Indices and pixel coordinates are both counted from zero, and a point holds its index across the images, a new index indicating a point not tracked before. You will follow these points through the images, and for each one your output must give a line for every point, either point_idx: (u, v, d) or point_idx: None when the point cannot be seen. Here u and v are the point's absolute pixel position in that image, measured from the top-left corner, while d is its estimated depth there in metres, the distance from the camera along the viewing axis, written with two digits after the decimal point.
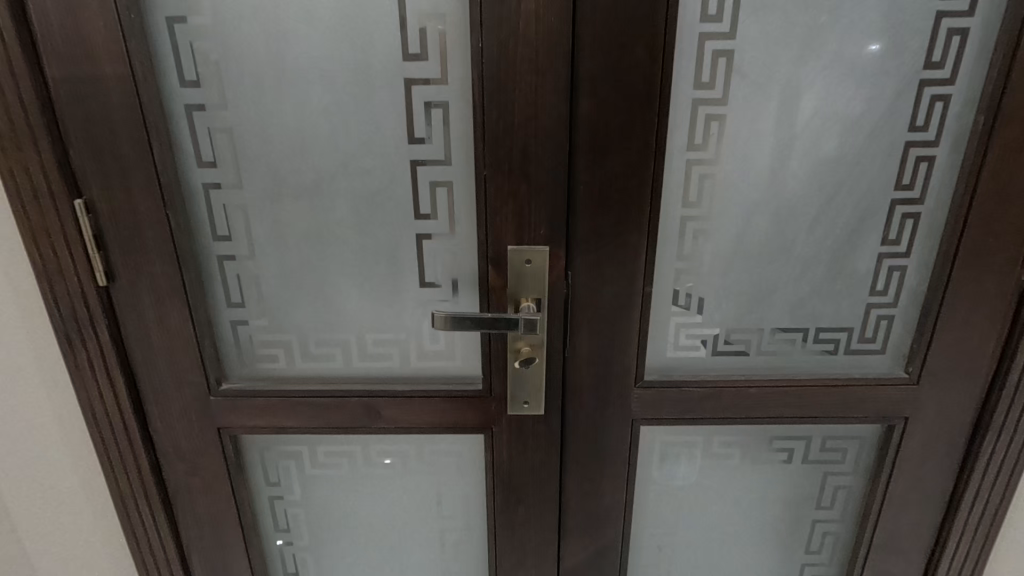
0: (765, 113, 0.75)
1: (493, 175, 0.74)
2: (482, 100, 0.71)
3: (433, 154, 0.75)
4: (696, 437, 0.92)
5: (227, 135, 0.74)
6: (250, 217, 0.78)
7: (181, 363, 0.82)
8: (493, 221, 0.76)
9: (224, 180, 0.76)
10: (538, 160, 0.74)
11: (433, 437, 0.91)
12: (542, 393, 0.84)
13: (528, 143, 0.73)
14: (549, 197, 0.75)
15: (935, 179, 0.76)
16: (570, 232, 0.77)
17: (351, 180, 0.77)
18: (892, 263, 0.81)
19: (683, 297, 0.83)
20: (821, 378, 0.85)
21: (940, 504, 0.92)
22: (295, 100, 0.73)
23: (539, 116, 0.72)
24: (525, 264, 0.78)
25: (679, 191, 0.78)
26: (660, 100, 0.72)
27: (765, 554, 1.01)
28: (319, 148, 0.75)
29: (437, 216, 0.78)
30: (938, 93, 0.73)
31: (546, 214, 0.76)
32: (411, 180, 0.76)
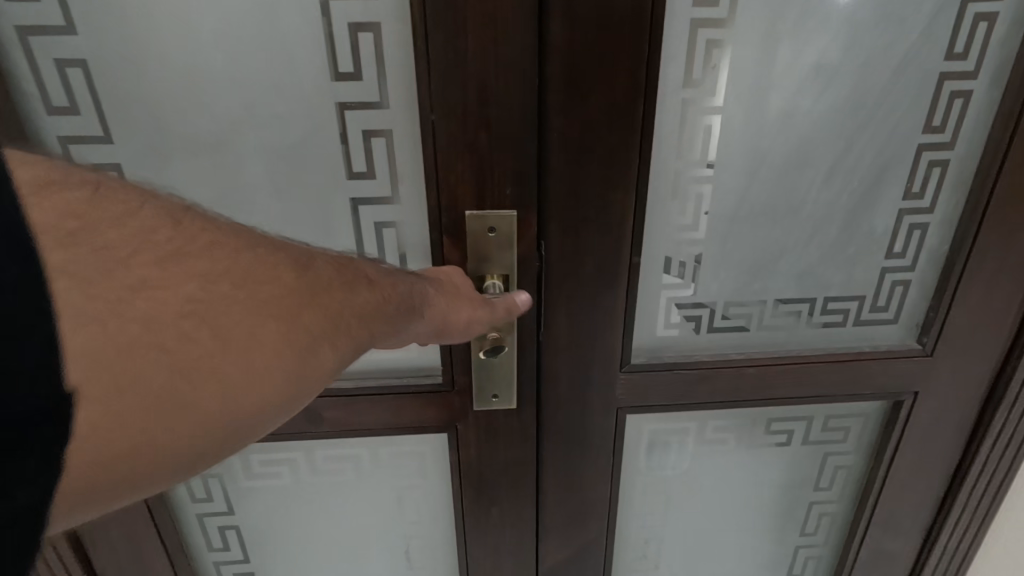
0: (775, 37, 0.61)
1: (443, 121, 0.59)
2: (424, 19, 0.55)
3: (365, 94, 0.59)
4: (688, 423, 0.82)
5: (82, 74, 0.56)
6: (131, 181, 0.61)
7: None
8: (446, 180, 0.61)
9: (91, 136, 0.59)
10: (501, 102, 0.58)
11: (388, 439, 0.79)
12: (513, 385, 0.72)
13: (487, 79, 0.57)
14: (515, 149, 0.61)
15: (970, 119, 0.65)
16: (541, 192, 0.63)
17: (261, 131, 0.60)
18: (912, 220, 0.70)
19: (676, 266, 0.71)
20: (828, 353, 0.75)
21: (943, 481, 0.85)
22: (176, 21, 0.55)
23: (500, 43, 0.56)
24: (489, 234, 0.64)
25: (673, 139, 0.64)
26: (652, 19, 0.57)
27: (758, 539, 0.94)
28: (215, 87, 0.58)
29: (375, 176, 0.62)
30: (983, 11, 0.60)
31: (513, 171, 0.61)
32: (338, 129, 0.60)
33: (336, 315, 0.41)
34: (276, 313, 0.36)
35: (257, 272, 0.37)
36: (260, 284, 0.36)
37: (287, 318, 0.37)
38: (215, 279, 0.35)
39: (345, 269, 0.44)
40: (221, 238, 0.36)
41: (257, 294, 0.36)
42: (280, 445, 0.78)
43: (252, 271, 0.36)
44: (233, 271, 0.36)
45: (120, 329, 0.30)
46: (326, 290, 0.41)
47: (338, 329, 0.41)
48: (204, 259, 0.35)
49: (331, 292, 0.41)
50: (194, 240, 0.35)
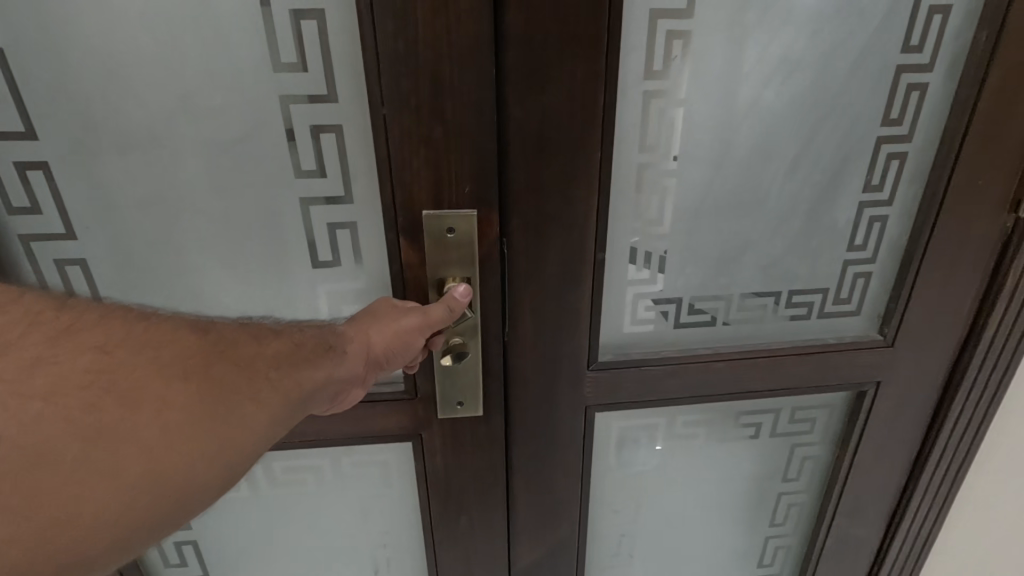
0: (735, 28, 0.60)
1: (396, 114, 0.56)
2: (373, 7, 0.52)
3: (311, 86, 0.56)
4: (658, 419, 0.82)
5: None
6: (57, 181, 0.58)
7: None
8: (400, 179, 0.59)
9: (9, 131, 0.55)
10: (456, 95, 0.56)
11: (349, 448, 0.76)
12: (478, 391, 0.70)
13: (440, 70, 0.55)
14: (472, 144, 0.58)
15: (927, 111, 0.65)
16: (502, 187, 0.61)
17: (198, 126, 0.57)
18: (873, 213, 0.70)
19: (641, 257, 0.70)
20: (794, 346, 0.76)
21: (906, 468, 0.86)
22: (99, 6, 0.51)
23: (453, 32, 0.54)
24: (447, 234, 0.61)
25: (634, 132, 0.63)
26: (611, 6, 0.55)
27: (729, 531, 0.95)
28: (143, 78, 0.54)
29: (326, 173, 0.60)
30: (937, 4, 0.61)
31: (472, 166, 0.59)
32: (283, 124, 0.57)
33: (241, 369, 0.42)
34: (177, 372, 0.39)
35: (157, 337, 0.40)
36: (155, 349, 0.39)
37: (184, 379, 0.39)
38: (112, 349, 0.38)
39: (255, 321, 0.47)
40: (112, 318, 0.40)
41: (157, 356, 0.39)
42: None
43: (152, 337, 0.40)
44: (125, 339, 0.39)
45: (24, 408, 0.34)
46: (227, 348, 0.43)
47: (243, 383, 0.42)
48: (108, 334, 0.38)
49: (233, 349, 0.43)
50: (87, 326, 0.38)
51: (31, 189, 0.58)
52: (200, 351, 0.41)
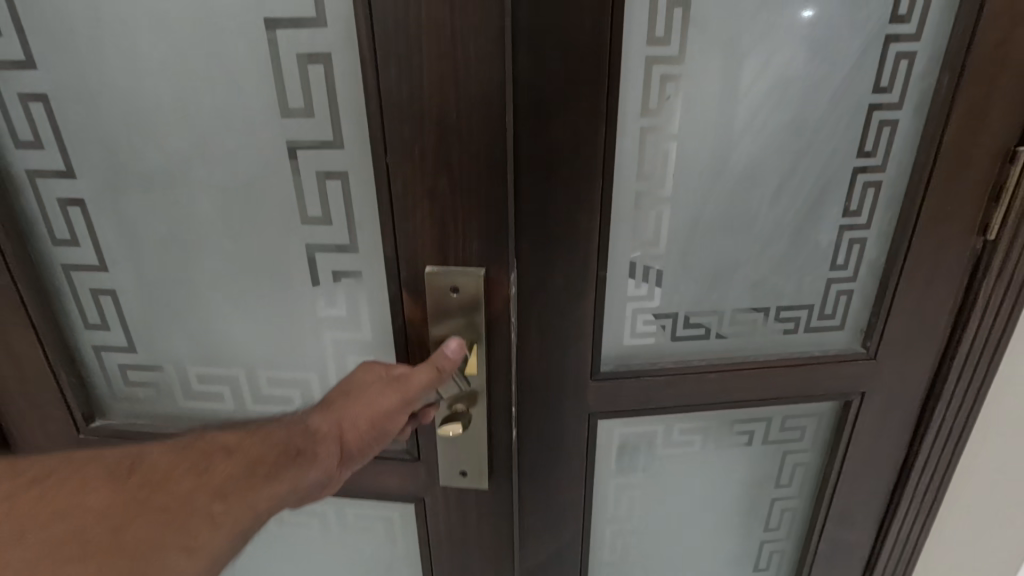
0: (728, 68, 0.67)
1: (403, 164, 0.59)
2: (384, 66, 0.55)
3: (316, 131, 0.62)
4: (656, 426, 0.87)
5: (43, 114, 0.63)
6: (93, 217, 0.68)
7: (38, 383, 0.74)
8: (406, 230, 0.62)
9: (54, 170, 0.66)
10: (463, 146, 0.58)
11: (353, 502, 0.85)
12: (484, 456, 0.73)
13: (447, 123, 0.57)
14: (479, 193, 0.60)
15: (899, 144, 0.72)
16: (509, 231, 0.63)
17: (214, 169, 0.65)
18: (852, 235, 0.77)
19: (640, 272, 0.76)
20: (782, 358, 0.81)
21: (893, 475, 0.91)
22: (130, 64, 0.61)
23: (460, 87, 0.55)
24: (451, 292, 0.64)
25: (632, 164, 0.70)
26: (611, 52, 0.62)
27: (726, 535, 1.00)
28: (162, 127, 0.63)
29: (330, 220, 0.67)
30: (903, 50, 0.67)
31: (480, 213, 0.61)
32: (291, 168, 0.64)
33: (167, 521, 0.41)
34: (75, 555, 0.37)
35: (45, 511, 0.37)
36: (44, 528, 0.37)
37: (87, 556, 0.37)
38: None
39: (205, 435, 0.49)
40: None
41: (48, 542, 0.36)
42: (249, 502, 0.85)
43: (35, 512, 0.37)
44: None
45: None
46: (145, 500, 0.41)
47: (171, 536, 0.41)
48: None
49: (156, 496, 0.42)
50: None
51: (71, 225, 0.69)
52: (118, 512, 0.40)
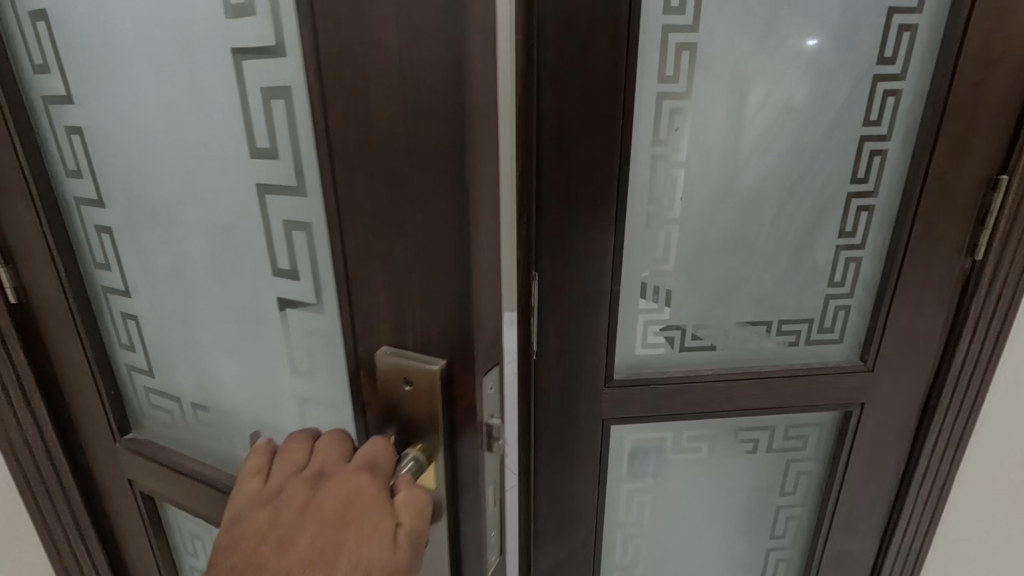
0: (736, 100, 0.75)
1: (354, 222, 0.43)
2: (326, 100, 0.40)
3: (279, 175, 0.53)
4: (666, 433, 0.92)
5: (84, 148, 0.64)
6: (120, 246, 0.68)
7: (83, 391, 0.73)
8: (360, 312, 0.46)
9: (88, 198, 0.66)
10: (423, 205, 0.40)
11: None
12: None
13: (403, 175, 0.40)
14: (445, 269, 0.41)
15: (889, 173, 0.78)
16: (489, 317, 0.44)
17: (203, 207, 0.60)
18: (848, 255, 0.83)
19: (651, 291, 0.83)
20: (783, 368, 0.87)
21: (893, 486, 0.94)
22: (130, 92, 0.58)
23: (416, 125, 0.38)
24: (404, 384, 0.45)
25: (644, 188, 0.77)
26: (626, 89, 0.69)
27: (731, 540, 1.05)
28: (161, 158, 0.60)
29: (300, 275, 0.57)
30: (891, 88, 0.74)
31: (448, 298, 0.42)
32: (260, 212, 0.56)
33: None
34: None
35: None
36: None
37: None
38: None
39: None
40: None
41: None
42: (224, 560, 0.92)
43: None
44: None
45: None
46: None
47: None
48: None
49: None
50: None
51: (106, 251, 0.69)
52: None
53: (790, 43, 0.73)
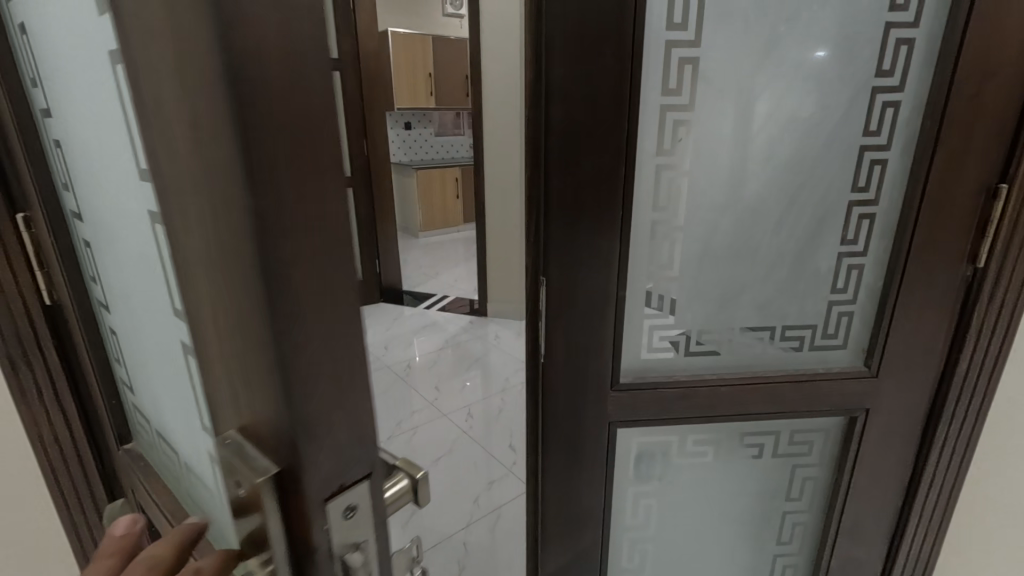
0: (740, 113, 0.77)
1: (192, 286, 0.35)
2: (150, 146, 0.32)
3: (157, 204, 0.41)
4: (671, 437, 0.94)
5: (65, 162, 0.60)
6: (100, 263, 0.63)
7: (93, 389, 0.75)
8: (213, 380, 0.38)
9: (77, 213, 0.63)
10: (231, 289, 0.31)
11: None
12: None
13: (217, 258, 0.31)
14: (259, 370, 0.32)
15: (890, 182, 0.80)
16: (336, 432, 0.34)
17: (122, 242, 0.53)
18: (850, 261, 0.84)
19: (656, 299, 0.85)
20: (787, 374, 0.88)
21: (900, 493, 0.95)
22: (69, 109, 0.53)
23: (217, 204, 0.29)
24: (240, 488, 0.36)
25: (649, 197, 0.79)
26: (630, 102, 0.72)
27: (737, 545, 1.06)
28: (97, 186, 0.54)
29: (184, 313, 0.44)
30: (890, 99, 0.76)
31: (271, 416, 0.33)
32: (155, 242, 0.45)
33: None
34: None
35: None
36: None
37: None
38: None
39: None
40: None
41: None
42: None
43: None
44: None
45: None
46: None
47: None
48: None
49: None
50: None
51: (94, 266, 0.65)
52: None
53: (789, 57, 0.75)
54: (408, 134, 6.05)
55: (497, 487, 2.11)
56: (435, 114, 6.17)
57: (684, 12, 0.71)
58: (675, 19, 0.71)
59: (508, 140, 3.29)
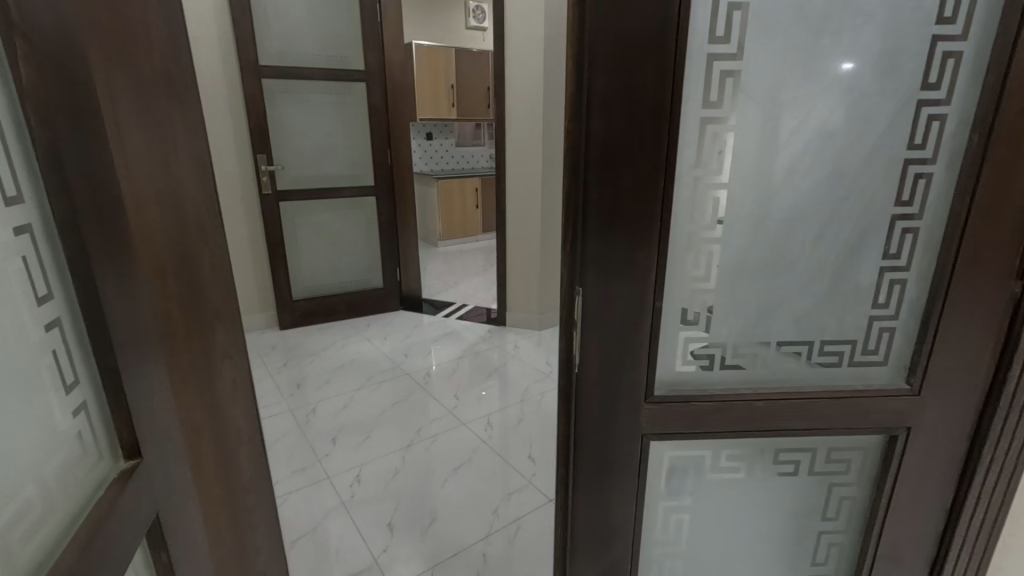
0: (780, 126, 0.77)
1: None
2: None
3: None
4: (704, 451, 0.93)
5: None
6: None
7: (146, 394, 0.69)
8: None
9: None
10: None
11: None
12: None
13: None
14: None
15: (935, 196, 0.78)
16: None
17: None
18: (892, 276, 0.83)
19: (692, 312, 0.84)
20: (825, 390, 0.87)
21: (942, 516, 0.92)
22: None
23: None
24: None
25: (687, 208, 0.79)
26: (671, 115, 0.72)
27: (769, 563, 1.04)
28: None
29: None
30: (935, 112, 0.75)
31: None
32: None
33: None
34: None
35: None
36: None
37: None
38: None
39: None
40: None
41: None
42: (239, 562, 0.99)
43: None
44: None
45: None
46: None
47: None
48: None
49: None
50: None
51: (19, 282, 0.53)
52: None
53: (833, 68, 0.74)
54: (429, 144, 6.13)
55: (517, 498, 2.09)
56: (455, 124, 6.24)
57: (726, 26, 0.71)
58: (717, 32, 0.71)
59: (528, 151, 3.32)
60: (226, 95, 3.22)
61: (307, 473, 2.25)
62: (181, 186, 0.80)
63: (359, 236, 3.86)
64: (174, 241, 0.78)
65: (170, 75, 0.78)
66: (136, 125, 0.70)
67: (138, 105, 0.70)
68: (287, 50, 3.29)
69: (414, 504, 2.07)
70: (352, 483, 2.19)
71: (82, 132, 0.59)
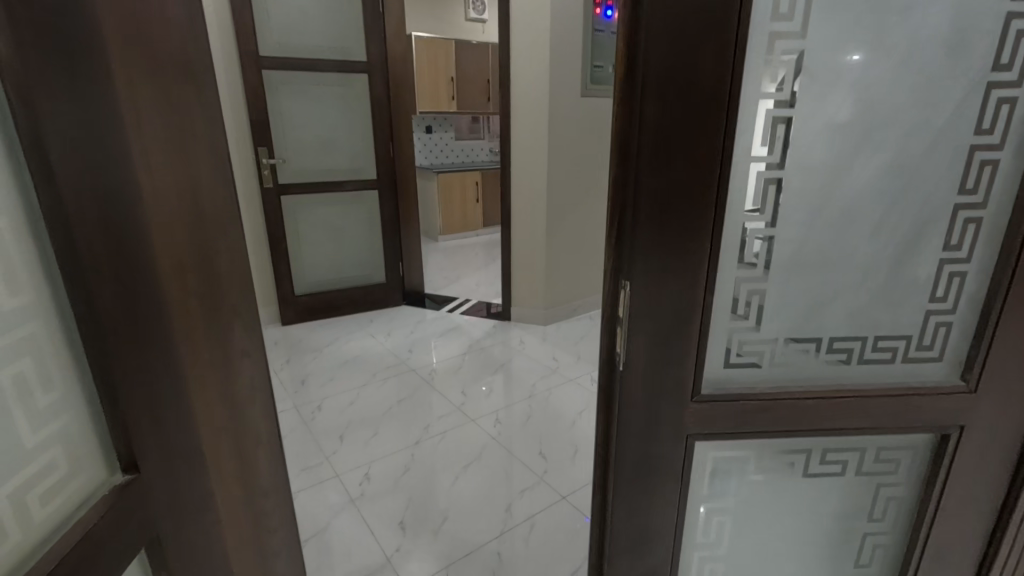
0: (840, 109, 0.73)
1: None
2: None
3: None
4: (749, 452, 0.89)
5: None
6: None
7: (153, 398, 0.66)
8: None
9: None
10: None
11: None
12: None
13: None
14: None
15: (1001, 184, 0.75)
16: None
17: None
18: (951, 269, 0.79)
19: (743, 306, 0.81)
20: (878, 388, 0.83)
21: (993, 517, 0.89)
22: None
23: None
24: None
25: (742, 197, 0.74)
26: (730, 98, 0.68)
27: (810, 565, 1.01)
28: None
29: None
30: (1005, 95, 0.72)
31: None
32: None
33: None
34: None
35: None
36: None
37: None
38: None
39: None
40: None
41: None
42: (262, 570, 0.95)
43: None
44: None
45: None
46: None
47: None
48: None
49: None
50: None
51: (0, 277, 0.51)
52: None
53: (902, 48, 0.70)
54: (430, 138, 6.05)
55: (529, 496, 2.06)
56: (455, 117, 6.17)
57: (791, 2, 0.67)
58: (781, 9, 0.67)
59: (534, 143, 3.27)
60: (228, 86, 3.16)
61: (313, 472, 2.21)
62: (205, 175, 0.75)
63: (363, 230, 3.81)
64: (198, 234, 0.74)
65: (194, 57, 0.73)
66: (156, 110, 0.65)
67: (159, 90, 0.65)
68: (290, 40, 3.22)
69: (424, 503, 2.03)
70: (361, 481, 2.15)
71: (88, 120, 0.55)
